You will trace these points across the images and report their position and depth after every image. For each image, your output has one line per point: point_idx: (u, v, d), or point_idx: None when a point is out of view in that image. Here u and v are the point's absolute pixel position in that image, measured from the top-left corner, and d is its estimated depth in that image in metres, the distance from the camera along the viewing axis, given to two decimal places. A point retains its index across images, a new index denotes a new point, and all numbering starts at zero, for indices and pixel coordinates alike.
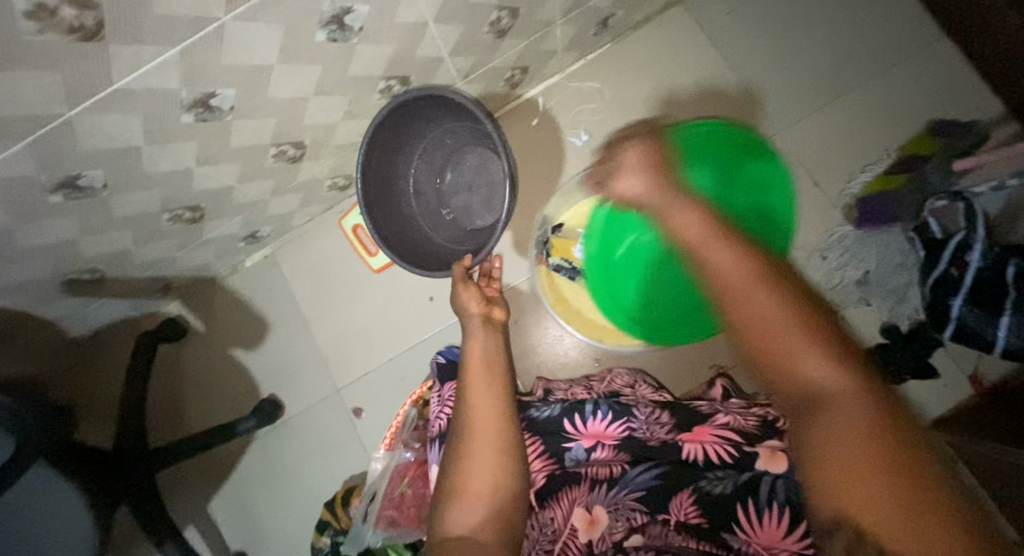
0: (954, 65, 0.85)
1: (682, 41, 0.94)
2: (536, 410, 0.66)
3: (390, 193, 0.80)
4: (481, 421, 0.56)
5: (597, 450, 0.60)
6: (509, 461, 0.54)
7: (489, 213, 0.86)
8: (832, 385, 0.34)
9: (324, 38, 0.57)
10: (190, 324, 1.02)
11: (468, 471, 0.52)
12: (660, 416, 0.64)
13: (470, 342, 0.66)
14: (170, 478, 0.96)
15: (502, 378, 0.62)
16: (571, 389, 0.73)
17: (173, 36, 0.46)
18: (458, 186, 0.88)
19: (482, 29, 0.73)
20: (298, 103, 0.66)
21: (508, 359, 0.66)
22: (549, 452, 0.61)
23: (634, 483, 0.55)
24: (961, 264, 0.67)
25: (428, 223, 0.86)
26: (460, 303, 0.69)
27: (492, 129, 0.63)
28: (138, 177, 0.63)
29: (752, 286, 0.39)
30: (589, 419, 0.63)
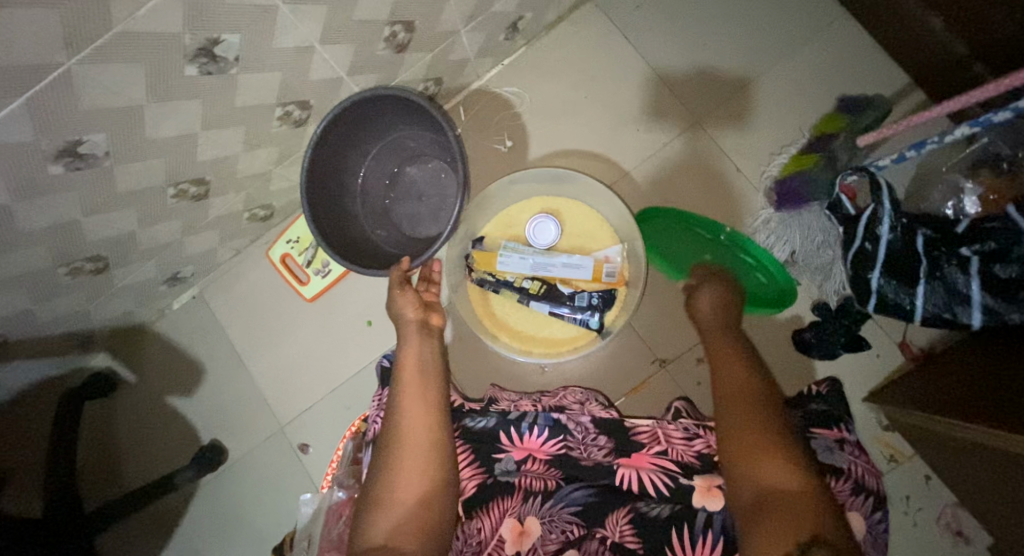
0: (858, 40, 0.86)
1: (595, 37, 0.93)
2: (472, 420, 0.65)
3: (334, 189, 0.75)
4: (411, 429, 0.54)
5: (529, 463, 0.59)
6: (439, 469, 0.52)
7: (435, 227, 0.83)
8: (781, 475, 0.44)
9: (197, 72, 0.54)
10: (120, 375, 0.97)
11: (394, 483, 0.50)
12: (598, 438, 0.62)
13: (405, 347, 0.63)
14: (113, 540, 0.91)
15: (436, 385, 0.60)
16: (518, 401, 0.72)
17: (12, 88, 0.42)
18: (408, 192, 0.84)
19: (378, 46, 0.71)
20: (186, 140, 0.63)
21: (444, 364, 0.64)
22: (479, 462, 0.60)
23: (569, 499, 0.55)
24: (874, 238, 0.68)
25: (370, 225, 0.81)
26: (396, 307, 0.66)
27: (451, 132, 0.62)
28: (17, 236, 0.59)
29: (749, 408, 0.52)
30: (524, 434, 0.62)
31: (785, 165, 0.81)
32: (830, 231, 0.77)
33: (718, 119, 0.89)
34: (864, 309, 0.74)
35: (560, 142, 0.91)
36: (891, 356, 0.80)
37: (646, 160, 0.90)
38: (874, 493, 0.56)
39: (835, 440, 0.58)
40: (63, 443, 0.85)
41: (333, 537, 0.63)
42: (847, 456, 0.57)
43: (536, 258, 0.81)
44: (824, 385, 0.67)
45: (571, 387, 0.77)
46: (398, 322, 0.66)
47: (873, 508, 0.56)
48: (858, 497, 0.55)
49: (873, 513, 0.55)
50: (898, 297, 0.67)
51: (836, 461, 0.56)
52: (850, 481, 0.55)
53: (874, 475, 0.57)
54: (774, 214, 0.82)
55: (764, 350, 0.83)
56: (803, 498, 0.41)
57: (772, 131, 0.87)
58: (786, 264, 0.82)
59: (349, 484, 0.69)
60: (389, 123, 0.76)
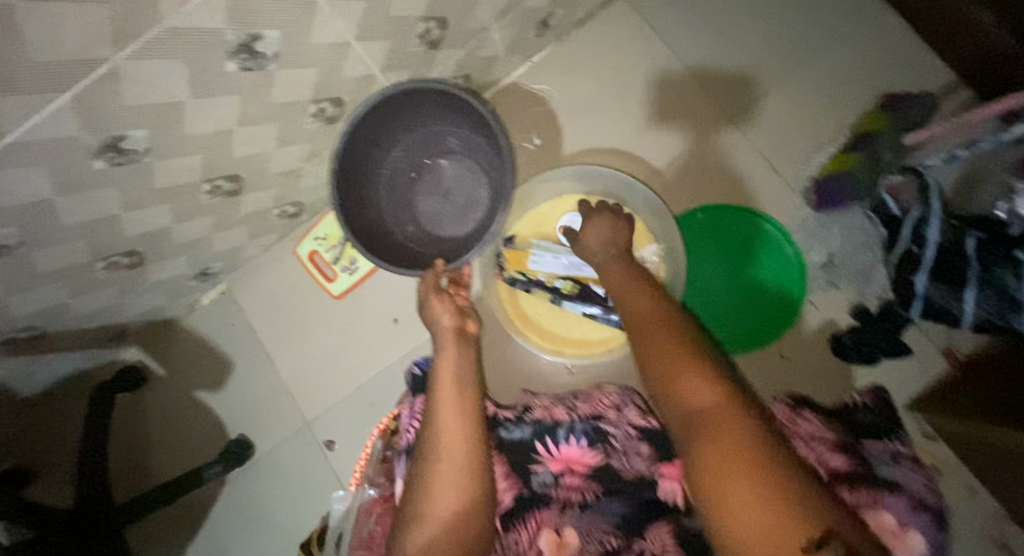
0: (901, 37, 0.84)
1: (627, 34, 0.91)
2: (507, 430, 0.66)
3: (362, 176, 0.74)
4: (449, 440, 0.53)
5: (567, 476, 0.60)
6: (477, 483, 0.51)
7: (457, 228, 0.84)
8: (712, 407, 0.40)
9: (237, 68, 0.54)
10: (149, 369, 0.98)
11: (431, 498, 0.49)
12: (639, 448, 0.62)
13: (441, 356, 0.61)
14: (142, 531, 0.92)
15: (473, 395, 0.58)
16: (552, 407, 0.68)
17: (60, 82, 0.42)
18: (434, 187, 0.84)
19: (412, 42, 0.70)
20: (222, 136, 0.63)
21: (480, 373, 0.62)
22: (516, 473, 0.61)
23: (608, 510, 0.55)
24: (921, 241, 0.66)
25: (391, 217, 0.80)
26: (430, 314, 0.65)
27: (507, 141, 0.62)
28: (57, 231, 0.59)
29: (671, 347, 0.49)
30: (562, 444, 0.63)
31: (824, 165, 0.82)
32: (872, 232, 0.75)
33: (754, 118, 0.87)
34: (907, 313, 0.72)
35: (589, 141, 0.90)
36: (934, 363, 0.77)
37: (677, 158, 0.88)
38: (934, 511, 0.51)
39: (890, 456, 0.55)
40: (96, 435, 0.86)
41: (362, 535, 0.63)
42: (902, 473, 0.53)
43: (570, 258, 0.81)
44: (869, 397, 0.65)
45: (606, 384, 0.75)
46: (434, 329, 0.65)
47: (936, 528, 0.50)
48: (919, 515, 0.49)
49: (935, 532, 0.49)
50: (945, 302, 0.65)
51: (890, 476, 0.52)
52: (908, 496, 0.50)
53: (932, 491, 0.53)
54: (813, 215, 0.81)
55: (801, 355, 0.81)
56: (726, 424, 0.38)
57: (809, 130, 0.85)
58: (824, 266, 0.80)
59: (379, 481, 0.69)
60: (427, 117, 0.76)
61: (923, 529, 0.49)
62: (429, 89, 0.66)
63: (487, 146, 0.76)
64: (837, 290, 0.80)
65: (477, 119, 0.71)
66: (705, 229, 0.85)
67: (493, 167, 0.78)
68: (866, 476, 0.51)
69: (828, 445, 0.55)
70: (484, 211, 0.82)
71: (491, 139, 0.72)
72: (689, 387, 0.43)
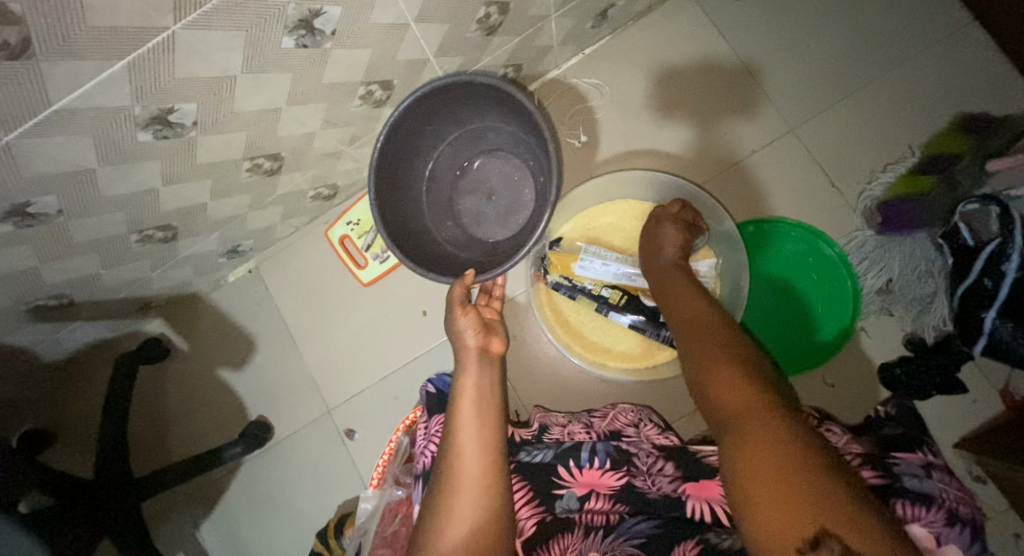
0: (984, 53, 0.79)
1: (687, 31, 0.87)
2: (527, 454, 0.62)
3: (402, 172, 0.72)
4: (466, 461, 0.50)
5: (591, 499, 0.56)
6: (494, 514, 0.47)
7: (501, 229, 0.80)
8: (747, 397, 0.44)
9: (293, 44, 0.51)
10: (173, 343, 0.97)
11: (443, 523, 0.46)
12: (665, 467, 0.59)
13: (463, 375, 0.59)
14: (157, 504, 0.92)
15: (494, 420, 0.56)
16: (569, 427, 0.68)
17: (117, 48, 0.39)
18: (478, 187, 0.81)
19: (469, 27, 0.67)
20: (270, 113, 0.60)
21: (504, 397, 0.60)
22: (540, 500, 0.57)
23: (632, 533, 0.52)
24: (996, 275, 0.61)
25: (431, 214, 0.78)
26: (455, 328, 0.63)
27: (552, 142, 0.59)
28: (96, 201, 0.57)
29: (710, 340, 0.53)
30: (584, 466, 0.60)
31: (891, 185, 0.77)
32: (936, 261, 0.71)
33: (817, 131, 0.83)
34: (969, 350, 0.67)
35: (639, 142, 0.86)
36: (988, 402, 0.73)
37: (731, 167, 0.84)
38: (971, 521, 0.46)
39: (922, 465, 0.49)
40: (117, 407, 0.85)
41: (386, 534, 0.64)
42: (937, 484, 0.47)
43: (619, 265, 0.78)
44: (890, 405, 0.60)
45: (621, 404, 0.75)
46: (457, 346, 0.63)
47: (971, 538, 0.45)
48: (955, 531, 0.44)
49: (973, 547, 0.44)
50: (1015, 342, 0.60)
51: (925, 487, 0.46)
52: (944, 509, 0.44)
53: (969, 503, 0.47)
54: (872, 236, 0.77)
55: (847, 383, 0.78)
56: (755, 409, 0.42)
57: (875, 147, 0.81)
58: (880, 292, 0.77)
59: (406, 481, 0.69)
60: (475, 112, 0.73)
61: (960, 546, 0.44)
62: (474, 81, 0.63)
63: (534, 145, 0.72)
64: (891, 316, 0.78)
65: (523, 113, 0.67)
66: (763, 245, 0.81)
67: (540, 167, 0.74)
68: (898, 490, 0.46)
69: (852, 458, 0.50)
70: (528, 212, 0.79)
71: (537, 139, 0.69)
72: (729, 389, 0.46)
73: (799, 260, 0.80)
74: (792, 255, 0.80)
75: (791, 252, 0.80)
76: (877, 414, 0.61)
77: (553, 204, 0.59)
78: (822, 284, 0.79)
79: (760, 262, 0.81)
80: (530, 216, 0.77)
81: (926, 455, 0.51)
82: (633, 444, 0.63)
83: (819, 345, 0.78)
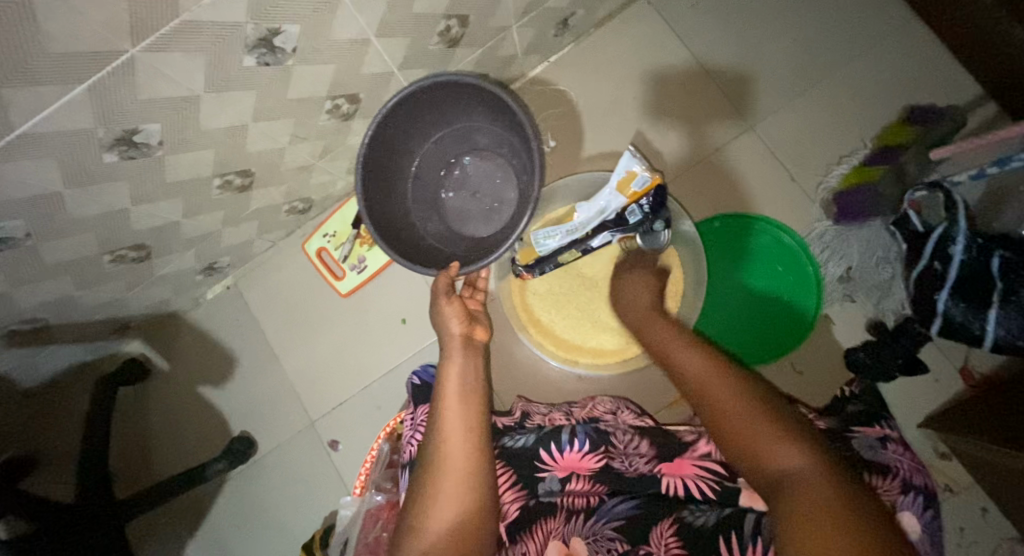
0: (928, 47, 0.82)
1: (646, 35, 0.90)
2: (511, 439, 0.65)
3: (390, 167, 0.74)
4: (451, 447, 0.51)
5: (573, 481, 0.58)
6: (480, 499, 0.49)
7: (485, 226, 0.82)
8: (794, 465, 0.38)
9: (255, 62, 0.52)
10: (153, 363, 0.97)
11: (430, 505, 0.47)
12: (640, 446, 0.61)
13: (447, 362, 0.60)
14: (142, 525, 0.91)
15: (480, 404, 0.57)
16: (551, 414, 0.70)
17: (76, 73, 0.40)
18: (465, 183, 0.83)
19: (431, 40, 0.69)
20: (237, 131, 0.62)
21: (487, 383, 0.60)
22: (523, 483, 0.59)
23: (612, 514, 0.52)
24: (945, 257, 0.64)
25: (417, 210, 0.80)
26: (440, 318, 0.63)
27: (535, 143, 0.61)
28: (66, 223, 0.58)
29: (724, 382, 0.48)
30: (565, 450, 0.61)
31: (844, 176, 0.80)
32: (891, 247, 0.75)
33: (779, 123, 0.86)
34: (925, 331, 0.70)
35: (607, 144, 0.89)
36: (950, 381, 0.76)
37: (696, 164, 0.87)
38: (929, 494, 0.48)
39: (877, 438, 0.51)
40: (97, 430, 0.84)
41: (368, 540, 0.64)
42: (892, 454, 0.49)
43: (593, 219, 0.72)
44: (855, 385, 0.63)
45: (599, 395, 0.76)
46: (442, 335, 0.63)
47: (926, 509, 0.46)
48: (909, 498, 0.46)
49: (926, 516, 0.46)
50: (967, 320, 0.64)
51: (880, 459, 0.48)
52: (897, 477, 0.46)
53: (925, 474, 0.49)
54: (831, 227, 0.80)
55: (813, 367, 0.81)
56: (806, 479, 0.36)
57: (830, 139, 0.84)
58: (842, 279, 0.79)
59: (387, 486, 0.70)
60: (463, 112, 0.75)
61: (914, 513, 0.46)
62: (461, 81, 0.66)
63: (518, 147, 0.74)
64: (854, 303, 0.80)
65: (509, 113, 0.69)
66: (734, 237, 0.83)
67: (523, 166, 0.76)
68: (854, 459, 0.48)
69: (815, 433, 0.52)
70: (512, 210, 0.80)
71: (522, 139, 0.70)
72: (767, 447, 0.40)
73: (772, 250, 0.82)
74: (765, 247, 0.82)
75: (763, 245, 0.82)
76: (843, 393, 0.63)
77: (534, 201, 0.60)
78: (791, 277, 0.81)
79: (733, 252, 0.83)
80: (513, 213, 0.79)
81: (884, 430, 0.53)
82: (610, 426, 0.65)
83: (784, 336, 0.81)
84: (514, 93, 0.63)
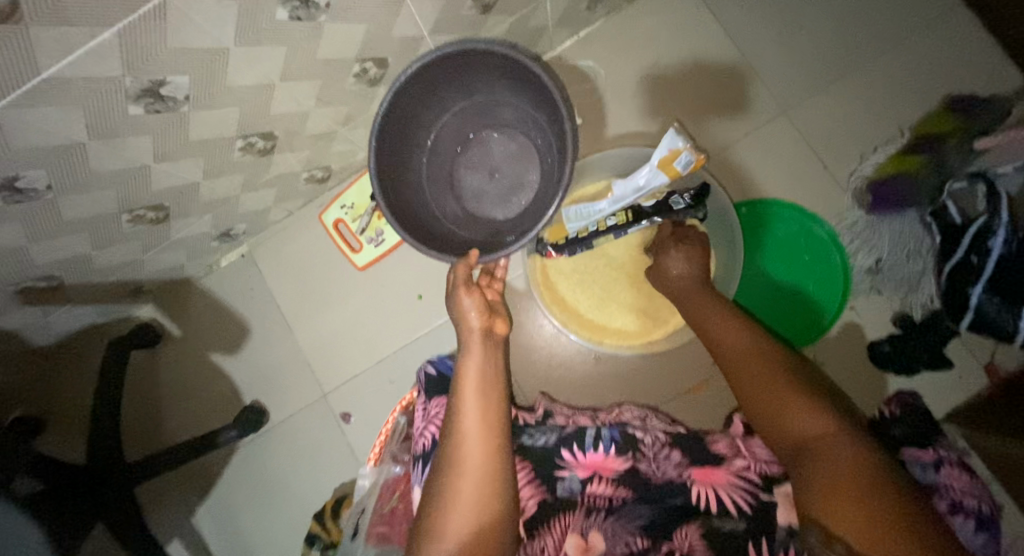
0: (972, 36, 0.80)
1: (681, 13, 0.87)
2: (530, 437, 0.62)
3: (405, 138, 0.71)
4: (467, 447, 0.49)
5: (594, 482, 0.56)
6: (498, 504, 0.47)
7: (499, 209, 0.80)
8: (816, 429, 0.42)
9: (287, 16, 0.50)
10: (165, 329, 0.96)
11: (447, 506, 0.46)
12: (670, 453, 0.58)
13: (466, 357, 0.57)
14: (152, 489, 0.92)
15: (498, 399, 0.55)
16: (573, 415, 0.68)
17: (107, 14, 0.38)
18: (480, 162, 0.81)
19: (465, 4, 0.67)
20: (263, 90, 0.60)
21: (506, 379, 0.58)
22: (540, 480, 0.57)
23: (634, 513, 0.52)
24: (983, 250, 0.62)
25: (431, 187, 0.78)
26: (458, 308, 0.61)
27: (569, 126, 0.58)
28: (86, 177, 0.57)
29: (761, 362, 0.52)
30: (587, 450, 0.59)
31: (880, 165, 0.78)
32: (923, 240, 0.72)
33: (812, 112, 0.83)
34: (955, 325, 0.69)
35: (634, 125, 0.87)
36: (974, 378, 0.75)
37: (725, 150, 0.85)
38: (984, 520, 0.44)
39: (930, 460, 0.47)
40: (109, 393, 0.84)
41: (385, 511, 0.65)
42: (942, 476, 0.46)
43: (631, 197, 0.73)
44: (894, 405, 0.54)
45: (625, 403, 0.73)
46: (460, 327, 0.61)
47: (976, 531, 0.43)
48: (955, 522, 0.43)
49: (978, 540, 0.43)
50: (1000, 317, 0.60)
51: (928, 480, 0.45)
52: (945, 499, 0.44)
53: (980, 497, 0.45)
54: (863, 216, 0.79)
55: (835, 360, 0.79)
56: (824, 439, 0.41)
57: (865, 129, 0.82)
58: (870, 271, 0.78)
59: (404, 459, 0.70)
60: (489, 87, 0.72)
61: (960, 535, 0.43)
62: (493, 53, 0.62)
63: (545, 127, 0.72)
64: (881, 295, 0.79)
65: (541, 91, 0.66)
66: (765, 234, 0.81)
67: (548, 149, 0.74)
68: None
69: None
70: (529, 194, 0.79)
71: (552, 119, 0.68)
72: (794, 416, 0.45)
73: (803, 241, 0.80)
74: (795, 242, 0.81)
75: (790, 236, 0.81)
76: (882, 412, 0.57)
77: (565, 185, 0.56)
78: (819, 268, 0.80)
79: (761, 247, 0.82)
80: (533, 198, 0.78)
81: (938, 452, 0.48)
82: (638, 428, 0.63)
83: (810, 325, 0.80)
84: (548, 68, 0.60)
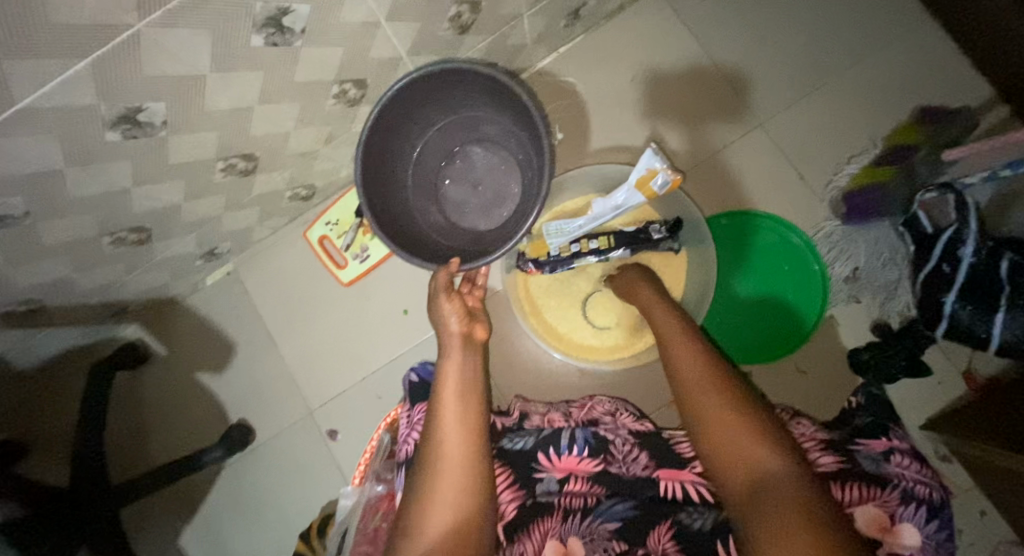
0: (941, 49, 0.82)
1: (658, 29, 0.88)
2: (510, 441, 0.63)
3: (389, 152, 0.72)
4: (448, 447, 0.49)
5: (570, 481, 0.57)
6: (477, 500, 0.47)
7: (482, 221, 0.81)
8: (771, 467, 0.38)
9: (263, 42, 0.51)
10: (151, 348, 0.96)
11: (427, 504, 0.46)
12: (638, 455, 0.60)
13: (446, 361, 0.58)
14: (137, 510, 0.91)
15: (477, 402, 0.55)
16: (549, 415, 0.68)
17: (79, 46, 0.39)
18: (465, 176, 0.82)
19: (442, 26, 0.68)
20: (242, 113, 0.60)
21: (485, 383, 0.59)
22: (520, 483, 0.57)
23: (609, 514, 0.51)
24: (954, 260, 0.64)
25: (415, 199, 0.78)
26: (439, 314, 0.61)
27: (547, 139, 0.58)
28: (65, 202, 0.57)
29: (714, 382, 0.47)
30: (563, 453, 0.60)
31: (855, 176, 0.80)
32: (898, 248, 0.77)
33: (790, 122, 0.85)
34: (930, 331, 0.70)
35: (614, 138, 0.88)
36: (953, 384, 0.76)
37: (703, 163, 0.86)
38: (934, 508, 0.45)
39: (880, 452, 0.49)
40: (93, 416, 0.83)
41: (367, 530, 0.63)
42: (893, 467, 0.47)
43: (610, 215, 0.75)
44: (860, 395, 0.60)
45: (597, 394, 0.75)
46: (440, 331, 0.61)
47: (927, 519, 0.44)
48: (910, 510, 0.44)
49: (929, 528, 0.44)
50: (973, 323, 0.63)
51: (881, 472, 0.47)
52: (897, 488, 0.45)
53: (930, 486, 0.47)
54: (839, 226, 0.80)
55: (816, 367, 0.80)
56: (780, 484, 0.36)
57: (840, 139, 0.83)
58: (848, 280, 0.79)
59: (386, 477, 0.70)
60: (471, 102, 0.73)
61: (913, 524, 0.44)
62: (473, 70, 0.63)
63: (525, 141, 0.72)
64: (859, 304, 0.80)
65: (519, 106, 0.67)
66: (740, 241, 0.83)
67: (528, 162, 0.75)
68: (854, 472, 0.47)
69: (815, 444, 0.51)
70: (512, 206, 0.80)
71: (531, 134, 0.69)
72: (742, 447, 0.40)
73: (779, 249, 0.81)
74: (770, 251, 0.82)
75: (767, 246, 0.82)
76: (848, 405, 0.60)
77: (540, 200, 0.58)
78: (794, 279, 0.81)
79: (736, 254, 0.83)
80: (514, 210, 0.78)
81: (891, 443, 0.51)
82: (608, 431, 0.64)
83: (785, 338, 0.80)
84: (528, 85, 0.61)
